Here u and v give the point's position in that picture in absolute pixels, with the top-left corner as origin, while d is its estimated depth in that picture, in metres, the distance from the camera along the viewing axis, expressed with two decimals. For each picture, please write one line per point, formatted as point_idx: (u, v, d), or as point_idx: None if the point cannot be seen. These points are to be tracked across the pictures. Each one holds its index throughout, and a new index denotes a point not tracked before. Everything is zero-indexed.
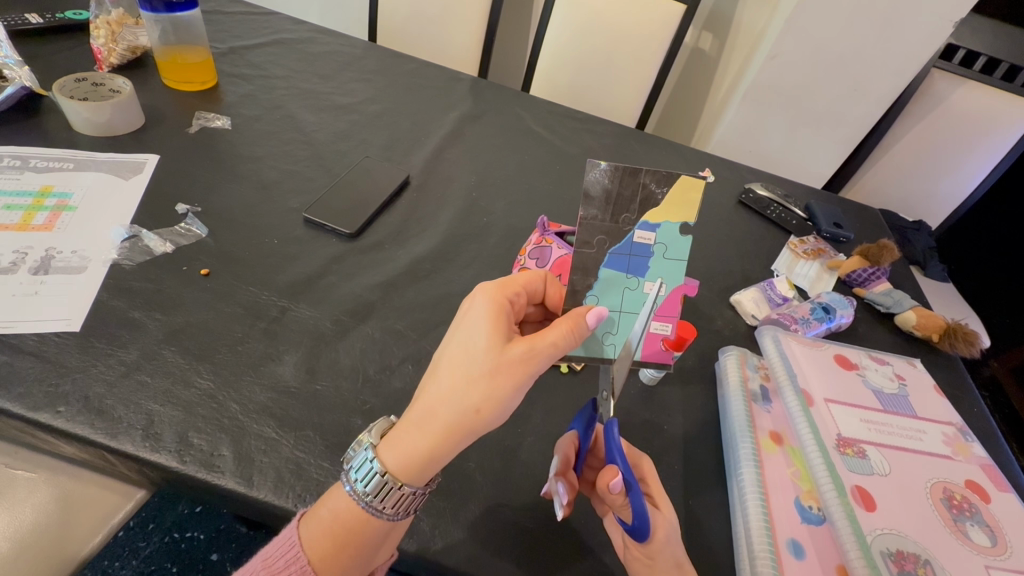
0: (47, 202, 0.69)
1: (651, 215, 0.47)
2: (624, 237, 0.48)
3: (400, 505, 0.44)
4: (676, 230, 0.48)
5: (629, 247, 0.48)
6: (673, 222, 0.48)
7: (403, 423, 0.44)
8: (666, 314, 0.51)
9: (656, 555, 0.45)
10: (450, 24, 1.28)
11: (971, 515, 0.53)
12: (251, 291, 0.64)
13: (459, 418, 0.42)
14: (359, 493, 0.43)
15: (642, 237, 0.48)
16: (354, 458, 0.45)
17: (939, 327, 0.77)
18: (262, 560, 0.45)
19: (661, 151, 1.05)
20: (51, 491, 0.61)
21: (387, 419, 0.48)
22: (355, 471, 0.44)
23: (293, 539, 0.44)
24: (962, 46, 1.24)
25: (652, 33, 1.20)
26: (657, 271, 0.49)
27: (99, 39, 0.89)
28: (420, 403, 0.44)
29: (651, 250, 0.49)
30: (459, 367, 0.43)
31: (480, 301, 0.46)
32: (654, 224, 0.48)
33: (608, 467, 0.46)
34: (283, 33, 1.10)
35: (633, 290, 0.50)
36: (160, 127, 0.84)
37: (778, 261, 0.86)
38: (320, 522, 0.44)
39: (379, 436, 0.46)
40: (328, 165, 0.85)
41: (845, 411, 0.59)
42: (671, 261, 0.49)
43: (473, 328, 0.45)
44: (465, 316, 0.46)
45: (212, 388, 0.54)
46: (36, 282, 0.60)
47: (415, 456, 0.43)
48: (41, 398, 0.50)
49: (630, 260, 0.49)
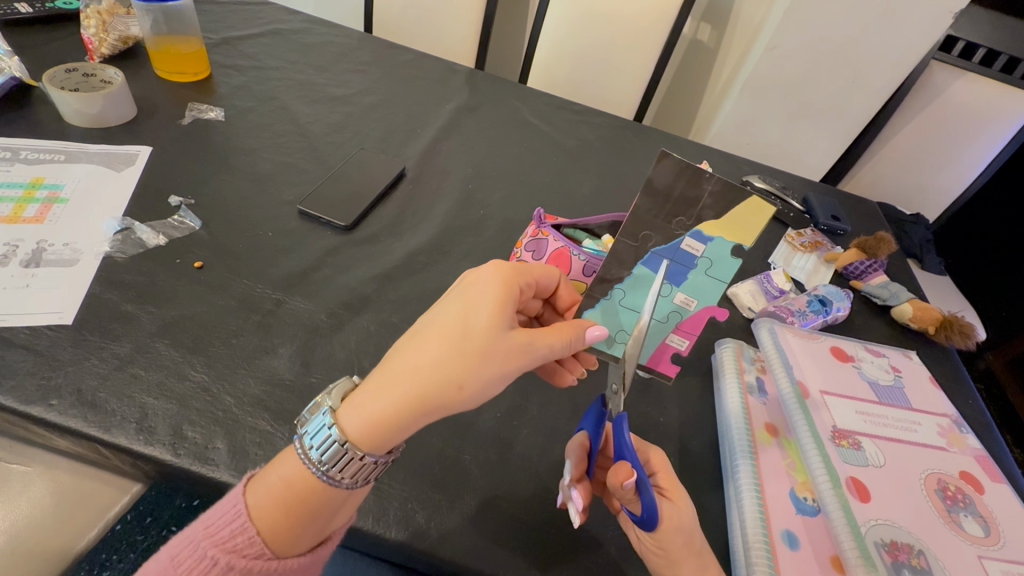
0: (38, 194, 0.68)
1: (706, 227, 0.51)
2: (671, 241, 0.52)
3: (357, 473, 0.42)
4: (726, 250, 0.52)
5: (676, 251, 0.52)
6: (727, 241, 0.51)
7: (371, 386, 0.43)
8: (687, 328, 0.55)
9: (671, 547, 0.45)
10: (447, 15, 1.27)
11: (965, 505, 0.54)
12: (245, 284, 0.64)
13: (439, 390, 0.41)
14: (313, 461, 0.42)
15: (691, 246, 0.52)
16: (310, 424, 0.43)
17: (935, 320, 0.77)
18: (202, 528, 0.42)
19: (659, 143, 1.05)
20: (45, 485, 0.61)
21: (350, 380, 0.46)
22: (308, 434, 0.42)
23: (240, 508, 0.41)
24: (961, 37, 1.24)
25: (651, 24, 1.19)
26: (694, 284, 0.54)
27: (90, 29, 0.88)
28: (396, 366, 0.42)
29: (697, 260, 0.53)
30: (454, 339, 0.42)
31: (490, 273, 0.46)
32: (707, 236, 0.51)
33: (619, 463, 0.46)
34: (277, 24, 1.09)
35: (665, 297, 0.54)
36: (152, 118, 0.83)
37: (776, 254, 0.86)
38: (271, 490, 0.42)
39: (339, 398, 0.44)
40: (323, 157, 0.84)
41: (841, 403, 0.59)
42: (711, 278, 0.53)
43: (477, 301, 0.44)
44: (470, 287, 0.45)
45: (206, 380, 0.54)
46: (27, 275, 0.59)
47: (379, 422, 0.42)
48: (33, 391, 0.50)
49: (671, 264, 0.53)
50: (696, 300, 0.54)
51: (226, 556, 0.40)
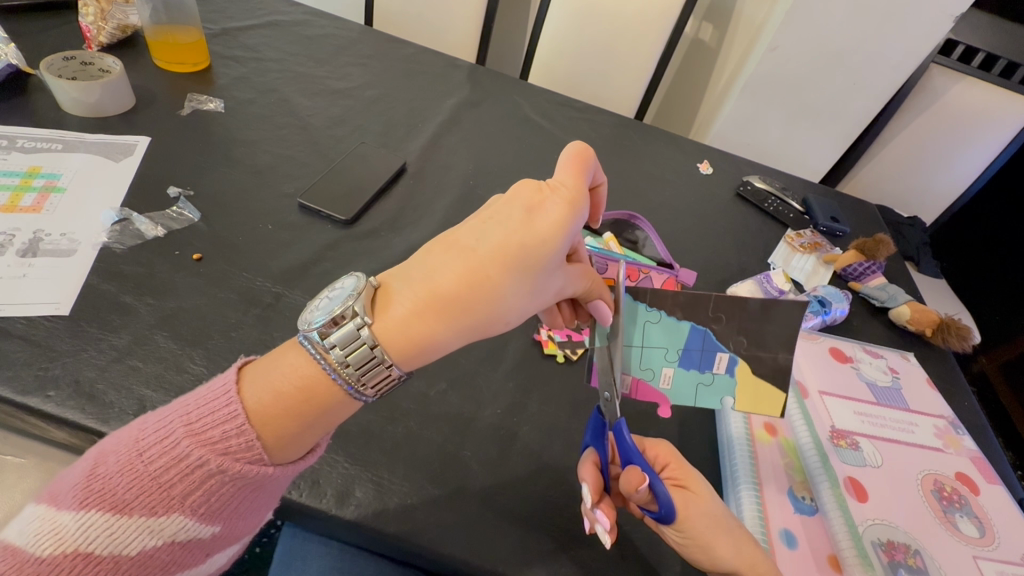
0: (35, 183, 0.67)
1: (742, 366, 0.52)
2: (722, 341, 0.52)
3: (381, 386, 0.42)
4: (725, 391, 0.52)
5: (712, 349, 0.52)
6: (734, 388, 0.52)
7: (421, 300, 0.41)
8: (642, 391, 0.53)
9: (696, 533, 0.45)
10: (449, 9, 1.27)
11: (960, 506, 0.54)
12: (244, 276, 0.63)
13: (489, 317, 0.42)
14: (346, 377, 0.41)
15: (719, 362, 0.52)
16: (341, 333, 0.40)
17: (933, 322, 0.77)
18: (184, 423, 0.39)
19: (660, 142, 1.05)
20: (41, 477, 0.60)
21: (370, 282, 0.42)
22: (340, 348, 0.40)
23: (236, 409, 0.39)
24: (961, 41, 1.25)
25: (654, 22, 1.19)
26: (683, 382, 0.53)
27: (88, 17, 0.87)
28: (451, 284, 0.41)
29: (708, 372, 0.52)
30: (519, 268, 0.42)
31: (558, 206, 0.44)
32: (734, 371, 0.52)
33: (630, 468, 0.45)
34: (278, 15, 1.08)
35: (666, 357, 0.52)
36: (151, 109, 0.82)
37: (775, 254, 0.86)
38: (283, 399, 0.40)
39: (367, 306, 0.41)
40: (323, 150, 0.84)
41: (839, 403, 0.60)
42: (695, 393, 0.52)
43: (544, 232, 0.43)
44: (539, 215, 0.44)
45: (205, 373, 0.54)
46: (24, 265, 0.59)
47: (419, 343, 0.42)
48: (30, 382, 0.50)
49: (699, 349, 0.52)
50: (673, 385, 0.53)
51: (215, 457, 0.39)
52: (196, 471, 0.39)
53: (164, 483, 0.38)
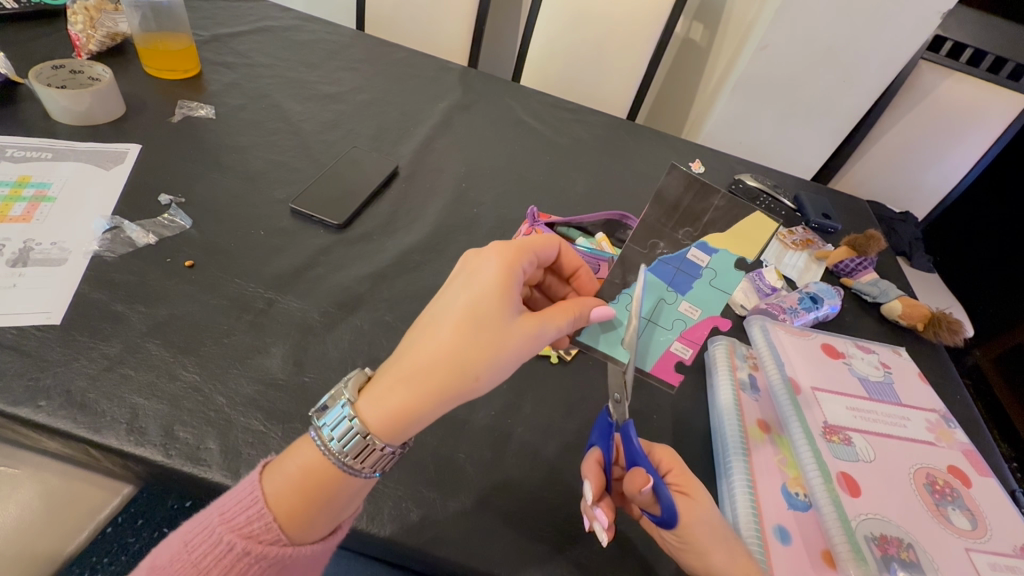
0: (24, 193, 0.67)
1: (712, 239, 0.59)
2: (677, 249, 0.59)
3: (375, 462, 0.43)
4: (729, 262, 0.59)
5: (682, 259, 0.59)
6: (731, 253, 0.59)
7: (390, 377, 0.43)
8: (692, 336, 0.57)
9: (696, 541, 0.45)
10: (441, 13, 1.27)
11: (954, 499, 0.54)
12: (236, 283, 0.63)
13: (457, 378, 0.42)
14: (333, 451, 0.42)
15: (697, 255, 0.59)
16: (327, 415, 0.43)
17: (924, 317, 0.78)
18: (218, 513, 0.41)
19: (651, 141, 1.05)
20: (35, 487, 0.60)
21: (363, 371, 0.46)
22: (339, 440, 0.42)
23: (256, 493, 0.41)
24: (949, 37, 1.26)
25: (644, 23, 1.19)
26: (697, 294, 0.59)
27: (77, 25, 0.87)
28: (417, 356, 0.42)
29: (703, 270, 0.59)
30: (465, 327, 0.42)
31: (494, 262, 0.46)
32: (712, 247, 0.59)
33: (635, 470, 0.47)
34: (269, 21, 1.08)
35: (670, 304, 0.58)
36: (141, 117, 0.82)
37: (767, 250, 0.85)
38: (287, 478, 0.42)
39: (356, 391, 0.44)
40: (316, 156, 0.84)
41: (831, 399, 0.60)
42: (715, 289, 0.58)
43: (484, 290, 0.44)
44: (477, 275, 0.45)
45: (198, 380, 0.54)
46: (14, 275, 0.58)
47: (399, 416, 0.42)
48: (21, 393, 0.50)
49: (677, 273, 0.59)
50: (700, 310, 0.58)
51: (242, 540, 0.40)
52: (227, 557, 0.40)
53: (202, 569, 0.40)
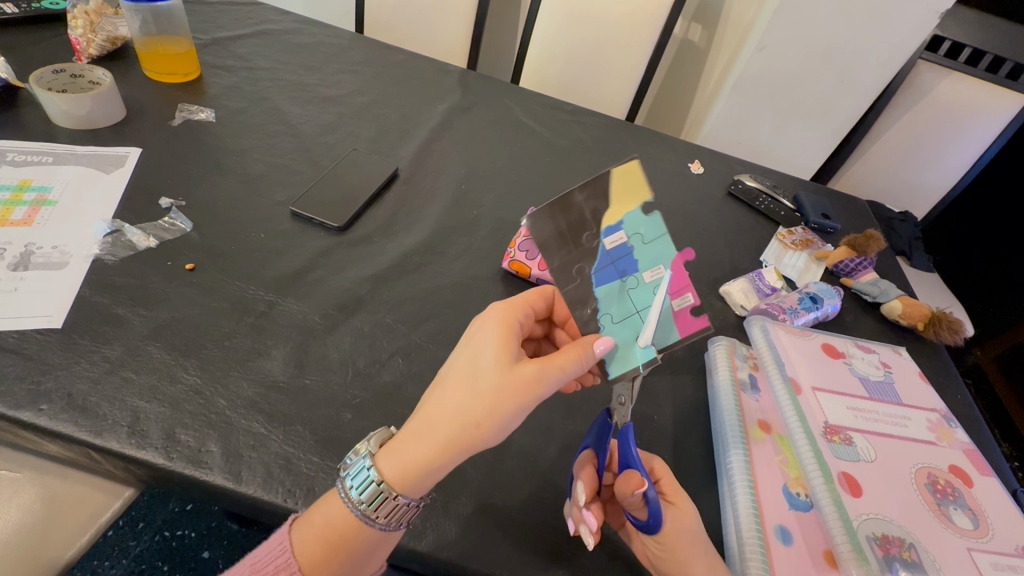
0: (25, 197, 0.67)
1: (607, 220, 0.50)
2: (596, 255, 0.50)
3: (393, 515, 0.43)
4: (639, 216, 0.49)
5: (604, 259, 0.50)
6: (632, 211, 0.49)
7: (403, 432, 0.44)
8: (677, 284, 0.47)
9: (678, 548, 0.45)
10: (440, 16, 1.27)
11: (955, 499, 0.54)
12: (237, 285, 0.63)
13: (461, 429, 0.41)
14: (352, 500, 0.43)
15: (613, 241, 0.49)
16: (351, 467, 0.44)
17: (925, 316, 0.78)
18: (251, 564, 0.44)
19: (650, 142, 1.05)
20: (36, 490, 0.60)
21: (387, 429, 0.47)
22: (356, 488, 0.42)
23: (285, 544, 0.43)
24: (947, 37, 1.25)
25: (643, 24, 1.19)
26: (647, 258, 0.48)
27: (78, 29, 0.87)
28: (427, 411, 0.43)
29: (626, 246, 0.49)
30: (467, 380, 0.43)
31: (491, 317, 0.47)
32: (615, 225, 0.50)
33: (629, 474, 0.47)
34: (268, 24, 1.08)
35: (636, 287, 0.48)
36: (141, 120, 0.82)
37: (766, 251, 0.86)
38: (311, 528, 0.43)
39: (377, 445, 0.45)
40: (316, 158, 0.84)
41: (831, 399, 0.59)
42: (652, 244, 0.48)
43: (481, 344, 0.44)
44: (476, 332, 0.46)
45: (199, 383, 0.54)
46: (14, 278, 0.59)
47: (413, 469, 0.42)
48: (22, 397, 0.50)
49: (614, 267, 0.49)
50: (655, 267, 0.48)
51: None
52: None
53: None
